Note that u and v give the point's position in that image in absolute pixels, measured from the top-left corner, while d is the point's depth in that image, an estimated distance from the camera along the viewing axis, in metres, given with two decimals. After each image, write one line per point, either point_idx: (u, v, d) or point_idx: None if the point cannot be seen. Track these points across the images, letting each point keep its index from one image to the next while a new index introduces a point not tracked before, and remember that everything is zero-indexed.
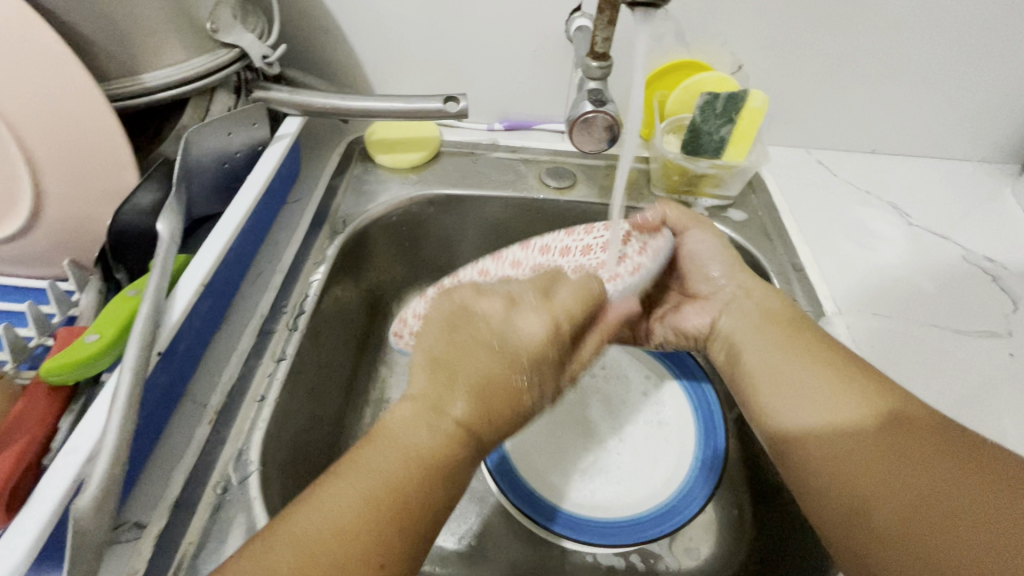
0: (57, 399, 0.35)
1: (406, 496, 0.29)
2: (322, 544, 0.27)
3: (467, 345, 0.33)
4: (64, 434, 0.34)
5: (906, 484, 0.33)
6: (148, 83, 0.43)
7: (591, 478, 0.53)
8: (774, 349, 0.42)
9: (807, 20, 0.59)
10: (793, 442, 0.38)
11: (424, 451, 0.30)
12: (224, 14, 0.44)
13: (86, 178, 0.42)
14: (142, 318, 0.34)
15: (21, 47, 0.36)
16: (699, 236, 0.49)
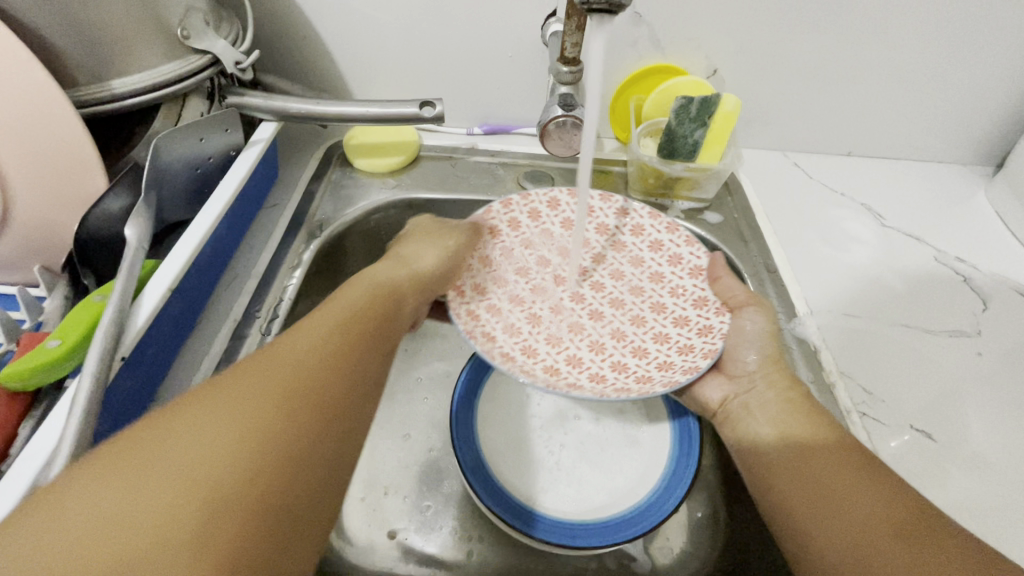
0: (18, 404, 0.35)
1: (265, 483, 0.25)
2: (122, 532, 0.22)
3: (349, 326, 0.35)
4: (24, 439, 0.34)
5: (833, 494, 0.37)
6: (115, 89, 0.43)
7: (552, 483, 0.54)
8: (792, 405, 0.44)
9: (780, 24, 0.59)
10: (749, 451, 0.44)
11: (279, 428, 0.27)
12: (194, 22, 0.45)
13: (54, 183, 0.42)
14: (105, 322, 0.34)
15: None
16: (753, 315, 0.49)
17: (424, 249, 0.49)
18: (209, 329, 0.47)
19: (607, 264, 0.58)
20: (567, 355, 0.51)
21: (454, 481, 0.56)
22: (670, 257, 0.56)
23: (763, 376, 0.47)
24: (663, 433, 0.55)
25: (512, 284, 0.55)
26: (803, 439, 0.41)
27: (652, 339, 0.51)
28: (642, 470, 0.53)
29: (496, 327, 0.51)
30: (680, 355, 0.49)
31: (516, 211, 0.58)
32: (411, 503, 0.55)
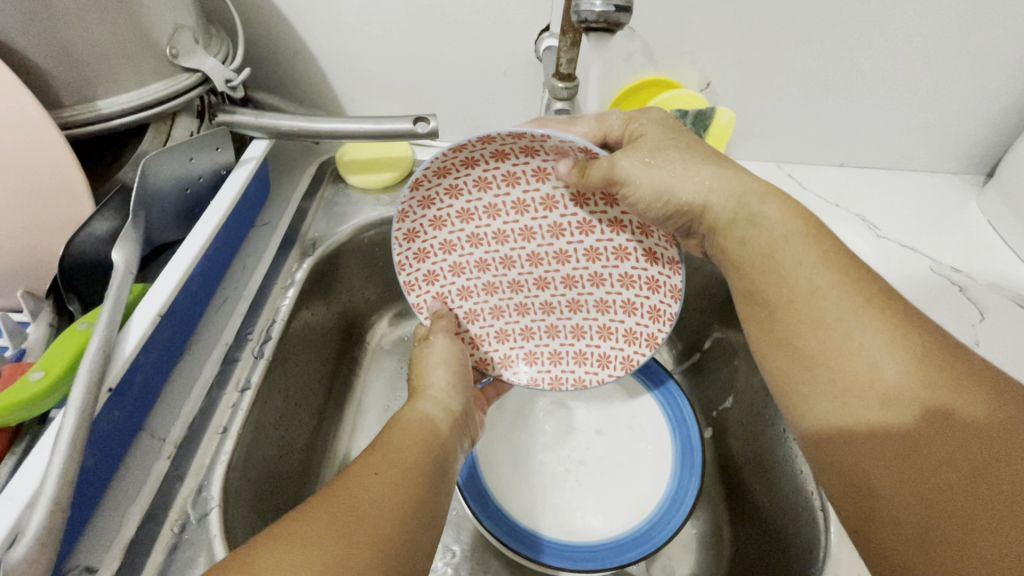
0: None
1: None
2: None
3: (410, 450, 0.34)
4: (5, 478, 0.33)
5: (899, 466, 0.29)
6: (103, 109, 0.42)
7: (554, 505, 0.52)
8: (822, 298, 0.34)
9: (771, 38, 0.60)
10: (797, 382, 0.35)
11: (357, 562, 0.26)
12: (183, 40, 0.44)
13: (40, 207, 0.41)
14: (91, 353, 0.32)
15: None
16: (630, 167, 0.38)
17: (444, 378, 0.43)
18: (199, 354, 0.45)
19: (497, 209, 0.46)
20: (592, 302, 0.48)
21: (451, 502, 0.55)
22: (506, 177, 0.44)
23: (764, 252, 0.37)
24: (665, 447, 0.54)
25: (499, 306, 0.50)
26: (853, 349, 0.32)
27: (609, 244, 0.46)
28: (645, 490, 0.52)
29: (546, 338, 0.50)
30: (634, 241, 0.45)
31: (416, 274, 0.48)
32: None
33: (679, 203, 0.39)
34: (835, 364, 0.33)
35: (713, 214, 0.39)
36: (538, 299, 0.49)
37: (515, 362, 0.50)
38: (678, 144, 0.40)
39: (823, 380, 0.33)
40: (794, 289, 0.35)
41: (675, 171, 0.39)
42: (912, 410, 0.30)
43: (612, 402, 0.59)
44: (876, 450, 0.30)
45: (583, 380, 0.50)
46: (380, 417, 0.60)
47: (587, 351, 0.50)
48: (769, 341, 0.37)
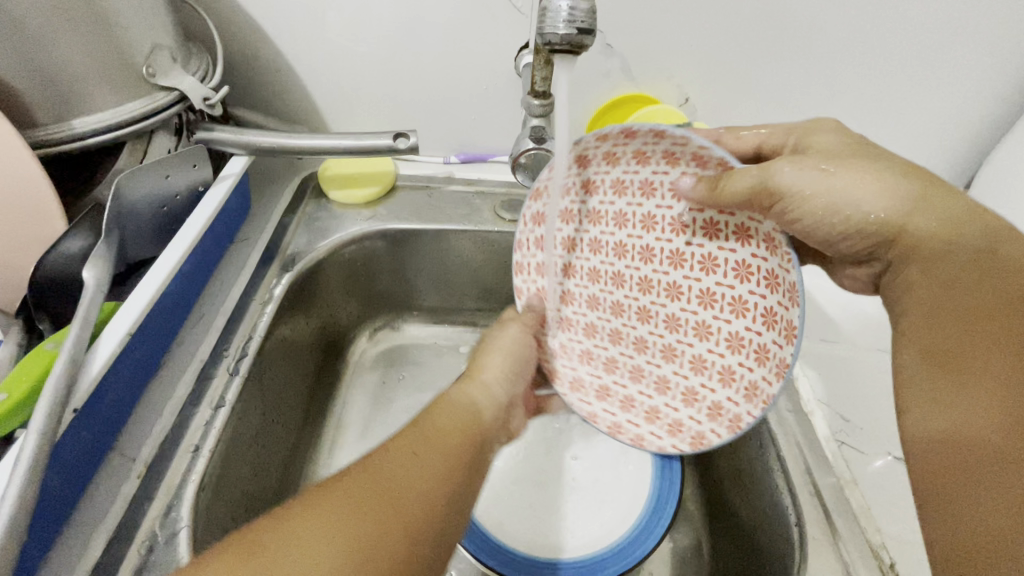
0: None
1: None
2: None
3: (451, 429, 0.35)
4: None
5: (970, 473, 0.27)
6: (77, 128, 0.42)
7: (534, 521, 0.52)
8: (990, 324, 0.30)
9: (747, 55, 0.61)
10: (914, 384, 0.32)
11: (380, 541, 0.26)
12: (160, 59, 0.45)
13: (11, 225, 0.40)
14: (55, 373, 0.32)
15: None
16: (791, 172, 0.37)
17: (499, 365, 0.42)
18: (174, 371, 0.45)
19: (626, 218, 0.46)
20: (688, 360, 0.45)
21: None
22: (642, 186, 0.44)
23: (945, 278, 0.33)
24: (645, 461, 0.54)
25: (597, 326, 0.49)
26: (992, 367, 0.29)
27: (728, 292, 0.43)
28: (626, 503, 0.52)
29: (626, 381, 0.48)
30: (757, 295, 0.41)
31: (529, 262, 0.50)
32: None
33: (860, 218, 0.37)
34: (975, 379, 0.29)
35: (913, 235, 0.35)
36: (637, 334, 0.48)
37: (589, 385, 0.49)
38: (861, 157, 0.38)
39: (956, 388, 0.30)
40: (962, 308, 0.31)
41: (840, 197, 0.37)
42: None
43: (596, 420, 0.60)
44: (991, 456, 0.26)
45: (642, 438, 0.47)
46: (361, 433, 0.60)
47: (665, 410, 0.46)
48: (914, 357, 0.33)
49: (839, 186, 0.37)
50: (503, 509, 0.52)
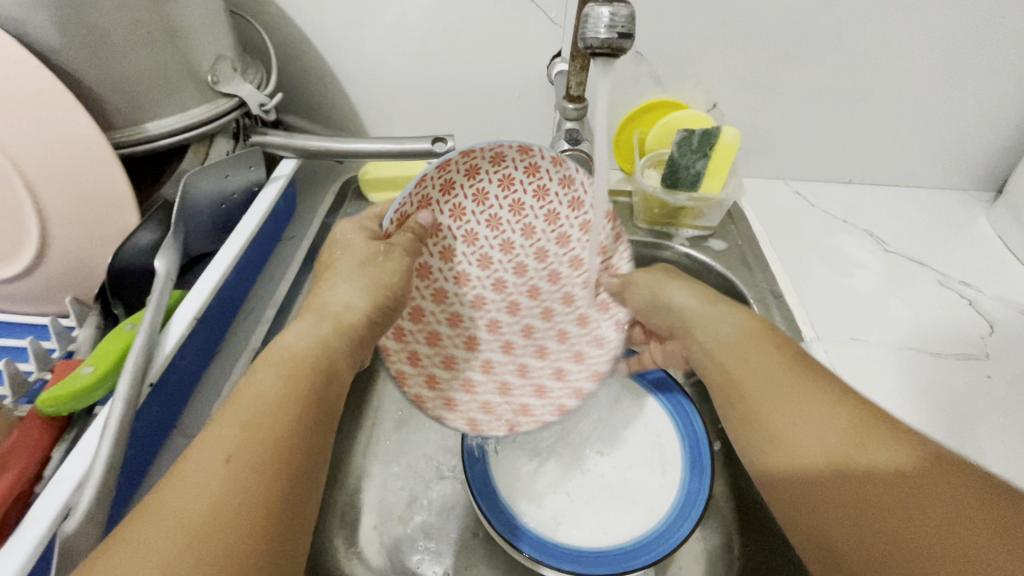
0: (51, 431, 0.33)
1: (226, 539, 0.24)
2: None
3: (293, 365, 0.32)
4: (56, 464, 0.32)
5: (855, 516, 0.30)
6: (150, 131, 0.46)
7: (560, 511, 0.52)
8: (845, 397, 0.34)
9: (774, 62, 0.62)
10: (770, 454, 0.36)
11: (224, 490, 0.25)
12: (223, 68, 0.49)
13: (87, 218, 0.42)
14: (135, 352, 0.35)
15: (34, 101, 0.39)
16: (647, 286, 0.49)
17: (350, 290, 0.39)
18: (229, 358, 0.48)
19: (530, 230, 0.56)
20: (482, 360, 0.56)
21: (464, 507, 0.56)
22: (558, 237, 0.56)
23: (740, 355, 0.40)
24: (673, 452, 0.54)
25: (456, 259, 0.55)
26: (876, 423, 0.32)
27: (543, 332, 0.57)
28: (656, 497, 0.52)
29: (420, 341, 0.55)
30: (559, 353, 0.56)
31: (451, 169, 0.50)
32: (423, 534, 0.54)
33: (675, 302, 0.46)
34: (834, 437, 0.32)
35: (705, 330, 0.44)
36: (460, 313, 0.57)
37: (407, 342, 0.55)
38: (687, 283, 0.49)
39: (786, 436, 0.35)
40: (782, 390, 0.36)
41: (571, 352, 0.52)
42: (916, 451, 0.30)
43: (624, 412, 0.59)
44: (842, 493, 0.31)
45: (421, 399, 0.52)
46: (396, 425, 0.62)
47: (446, 384, 0.55)
48: (736, 407, 0.39)
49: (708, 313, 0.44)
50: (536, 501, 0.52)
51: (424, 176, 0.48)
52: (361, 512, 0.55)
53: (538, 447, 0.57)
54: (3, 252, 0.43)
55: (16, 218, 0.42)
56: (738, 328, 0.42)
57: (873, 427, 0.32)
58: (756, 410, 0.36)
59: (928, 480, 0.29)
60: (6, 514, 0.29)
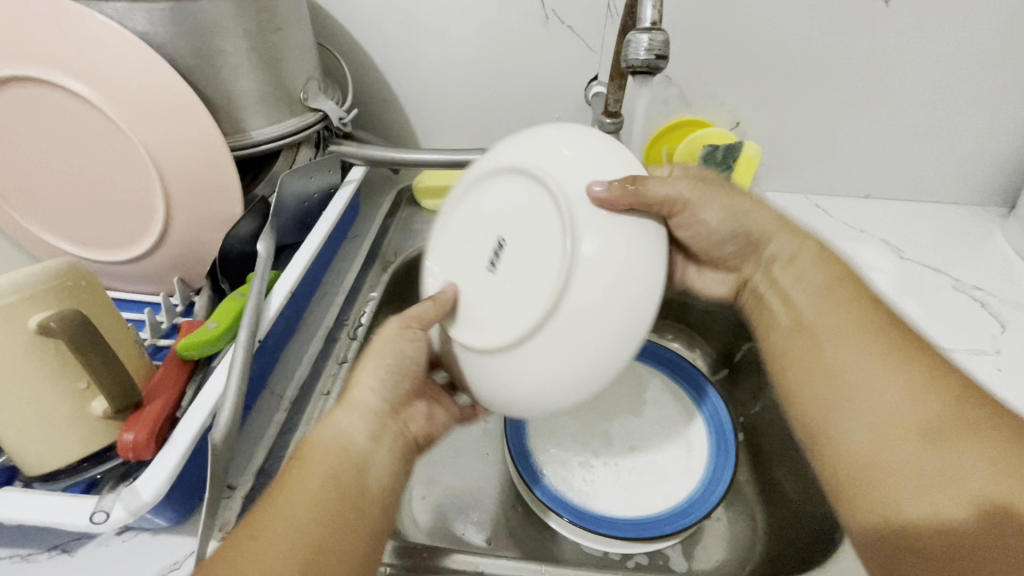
0: (185, 370, 0.41)
1: None
2: None
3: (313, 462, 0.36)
4: (190, 396, 0.40)
5: (926, 533, 0.34)
6: (254, 137, 0.54)
7: (603, 488, 0.56)
8: (946, 429, 0.36)
9: (793, 84, 0.69)
10: (854, 449, 0.39)
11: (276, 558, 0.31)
12: (311, 87, 0.57)
13: (202, 208, 0.50)
14: (250, 310, 0.42)
15: (167, 106, 0.46)
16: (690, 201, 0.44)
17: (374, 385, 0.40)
18: (308, 333, 0.55)
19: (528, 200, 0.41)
20: None
21: (504, 482, 0.61)
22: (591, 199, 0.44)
23: (816, 313, 0.44)
24: (701, 440, 0.59)
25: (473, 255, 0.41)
26: (957, 461, 0.34)
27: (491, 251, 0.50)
28: (686, 473, 0.57)
29: None
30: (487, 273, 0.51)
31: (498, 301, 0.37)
32: (468, 504, 0.59)
33: (716, 233, 0.47)
34: (906, 458, 0.36)
35: (765, 275, 0.48)
36: None
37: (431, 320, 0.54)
38: (721, 195, 0.46)
39: (878, 448, 0.38)
40: (883, 407, 0.38)
41: (514, 143, 0.43)
42: (968, 503, 0.33)
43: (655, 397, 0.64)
44: (930, 522, 0.34)
45: None
46: None
47: None
48: (797, 369, 0.44)
49: (820, 307, 0.44)
50: (575, 475, 0.57)
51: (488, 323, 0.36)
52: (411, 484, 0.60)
53: (577, 426, 0.61)
54: (133, 236, 0.52)
55: (148, 207, 0.50)
56: (850, 316, 0.43)
57: (973, 463, 0.34)
58: (846, 403, 0.40)
59: (987, 538, 0.32)
60: (161, 427, 0.36)
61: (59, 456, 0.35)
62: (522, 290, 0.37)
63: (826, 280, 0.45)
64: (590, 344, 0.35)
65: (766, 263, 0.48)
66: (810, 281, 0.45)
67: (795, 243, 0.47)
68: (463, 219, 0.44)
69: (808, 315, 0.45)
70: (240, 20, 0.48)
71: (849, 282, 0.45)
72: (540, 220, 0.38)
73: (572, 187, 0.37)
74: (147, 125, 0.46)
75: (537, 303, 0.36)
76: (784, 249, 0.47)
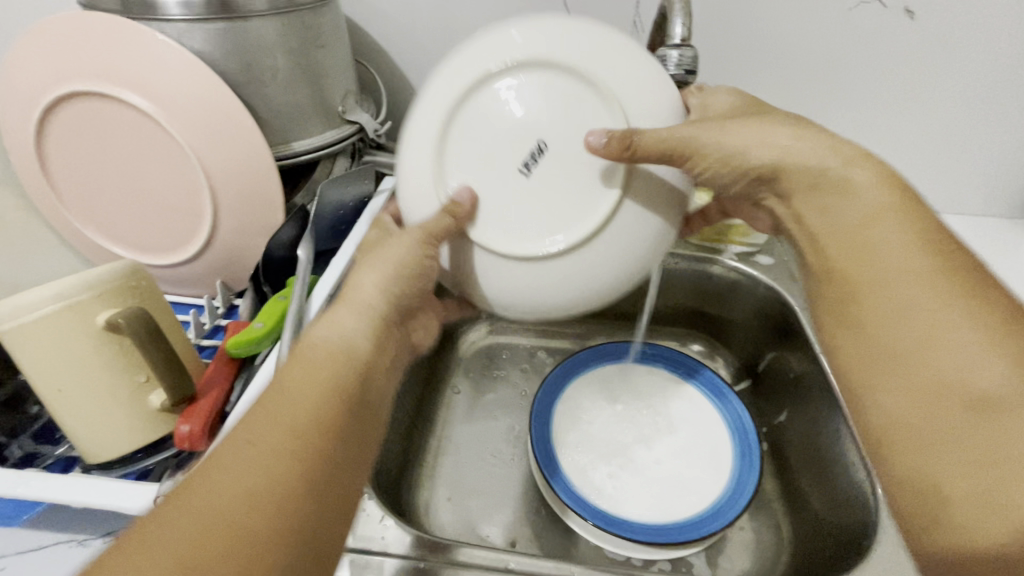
0: (233, 368, 0.43)
1: (249, 511, 0.27)
2: (176, 535, 0.25)
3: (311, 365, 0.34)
4: (238, 393, 0.43)
5: (990, 507, 0.29)
6: (294, 148, 0.56)
7: (620, 492, 0.57)
8: (1016, 398, 0.30)
9: (818, 96, 0.69)
10: (905, 401, 0.34)
11: (264, 463, 0.28)
12: (349, 100, 0.60)
13: (248, 215, 0.53)
14: (293, 313, 0.45)
15: (219, 118, 0.49)
16: (732, 131, 0.40)
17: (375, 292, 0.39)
18: None
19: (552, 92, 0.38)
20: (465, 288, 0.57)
21: (527, 486, 0.62)
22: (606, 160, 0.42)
23: (867, 249, 0.38)
24: (726, 450, 0.59)
25: (485, 149, 0.38)
26: (1019, 434, 0.29)
27: None
28: (710, 480, 0.57)
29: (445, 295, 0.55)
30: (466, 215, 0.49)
31: (525, 225, 0.39)
32: (492, 506, 0.60)
33: (749, 162, 0.41)
34: (960, 419, 0.31)
35: (799, 205, 0.42)
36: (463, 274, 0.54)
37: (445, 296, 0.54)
38: (757, 120, 0.41)
39: (924, 402, 0.33)
40: (946, 368, 0.33)
41: (547, 32, 0.38)
42: None
43: (678, 402, 0.65)
44: (999, 496, 0.29)
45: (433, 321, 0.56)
46: (468, 413, 0.70)
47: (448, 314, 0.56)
48: (837, 327, 0.39)
49: (852, 242, 0.39)
50: (601, 479, 0.57)
51: (507, 244, 0.39)
52: (436, 487, 0.62)
53: (599, 431, 0.62)
54: (182, 240, 0.55)
55: (198, 214, 0.53)
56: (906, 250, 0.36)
57: None
58: (895, 362, 0.35)
59: None
60: (213, 421, 0.39)
61: (120, 447, 0.38)
62: (563, 207, 0.38)
63: (878, 209, 0.38)
64: (604, 277, 0.40)
65: (784, 196, 0.43)
66: (848, 213, 0.39)
67: (844, 163, 0.39)
68: (475, 109, 0.39)
69: (845, 250, 0.39)
70: (286, 38, 0.51)
71: (920, 213, 0.37)
72: (594, 123, 0.37)
73: (631, 105, 0.38)
74: (199, 136, 0.49)
75: (568, 233, 0.38)
76: (828, 173, 0.39)
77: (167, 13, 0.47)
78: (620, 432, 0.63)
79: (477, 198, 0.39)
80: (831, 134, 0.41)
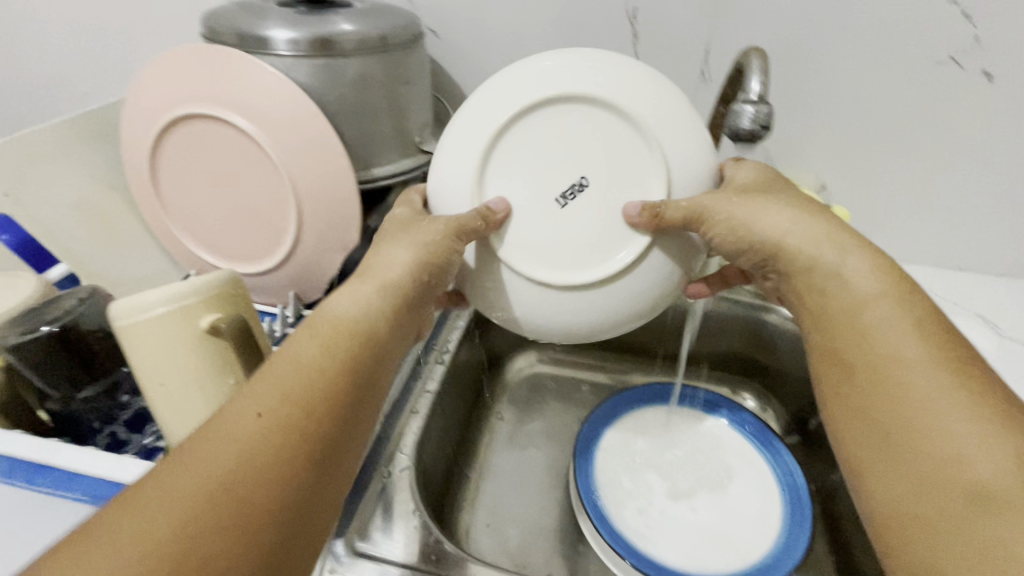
0: None
1: (231, 497, 0.29)
2: (155, 516, 0.27)
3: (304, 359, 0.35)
4: None
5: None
6: (375, 173, 0.60)
7: (644, 533, 0.56)
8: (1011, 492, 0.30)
9: (883, 152, 0.69)
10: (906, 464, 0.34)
11: (244, 454, 0.30)
12: (426, 131, 0.63)
13: (328, 235, 0.57)
14: None
15: (312, 143, 0.53)
16: (740, 202, 0.42)
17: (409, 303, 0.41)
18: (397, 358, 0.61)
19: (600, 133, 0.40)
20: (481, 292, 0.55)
21: (566, 520, 0.61)
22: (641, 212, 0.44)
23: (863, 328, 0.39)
24: (774, 507, 0.57)
25: (529, 178, 0.40)
26: (997, 533, 0.29)
27: None
28: (758, 533, 0.55)
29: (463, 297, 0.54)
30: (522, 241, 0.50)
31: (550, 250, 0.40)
32: (529, 537, 0.60)
33: (756, 238, 0.42)
34: (957, 489, 0.31)
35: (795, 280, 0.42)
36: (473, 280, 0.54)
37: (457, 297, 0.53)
38: (763, 194, 0.43)
39: (927, 466, 0.33)
40: (935, 454, 0.33)
41: (604, 72, 0.40)
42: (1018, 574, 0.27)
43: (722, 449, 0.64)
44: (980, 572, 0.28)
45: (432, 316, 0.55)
46: (510, 440, 0.71)
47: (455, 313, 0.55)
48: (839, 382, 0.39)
49: (851, 313, 0.39)
50: (643, 521, 0.56)
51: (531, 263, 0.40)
52: (476, 511, 0.63)
53: (638, 469, 0.62)
54: (264, 251, 0.59)
55: (282, 229, 0.57)
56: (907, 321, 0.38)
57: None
58: (892, 429, 0.35)
59: None
60: None
61: None
62: (601, 235, 0.39)
63: (871, 295, 0.39)
64: (635, 303, 0.42)
65: (781, 277, 0.44)
66: (843, 296, 0.40)
67: (840, 253, 0.41)
68: (526, 135, 0.40)
69: (839, 318, 0.40)
70: (378, 74, 0.55)
71: (911, 302, 0.38)
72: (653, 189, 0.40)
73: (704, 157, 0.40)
74: (294, 159, 0.53)
75: (625, 251, 0.40)
76: (824, 258, 0.41)
77: (277, 49, 0.51)
78: (647, 467, 0.62)
79: (511, 209, 0.40)
80: (824, 213, 0.43)
